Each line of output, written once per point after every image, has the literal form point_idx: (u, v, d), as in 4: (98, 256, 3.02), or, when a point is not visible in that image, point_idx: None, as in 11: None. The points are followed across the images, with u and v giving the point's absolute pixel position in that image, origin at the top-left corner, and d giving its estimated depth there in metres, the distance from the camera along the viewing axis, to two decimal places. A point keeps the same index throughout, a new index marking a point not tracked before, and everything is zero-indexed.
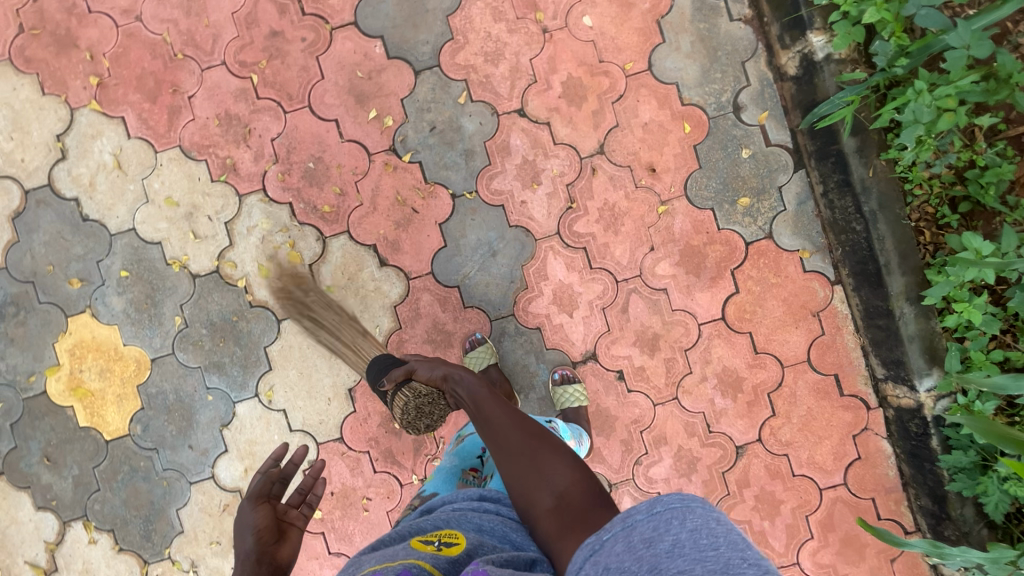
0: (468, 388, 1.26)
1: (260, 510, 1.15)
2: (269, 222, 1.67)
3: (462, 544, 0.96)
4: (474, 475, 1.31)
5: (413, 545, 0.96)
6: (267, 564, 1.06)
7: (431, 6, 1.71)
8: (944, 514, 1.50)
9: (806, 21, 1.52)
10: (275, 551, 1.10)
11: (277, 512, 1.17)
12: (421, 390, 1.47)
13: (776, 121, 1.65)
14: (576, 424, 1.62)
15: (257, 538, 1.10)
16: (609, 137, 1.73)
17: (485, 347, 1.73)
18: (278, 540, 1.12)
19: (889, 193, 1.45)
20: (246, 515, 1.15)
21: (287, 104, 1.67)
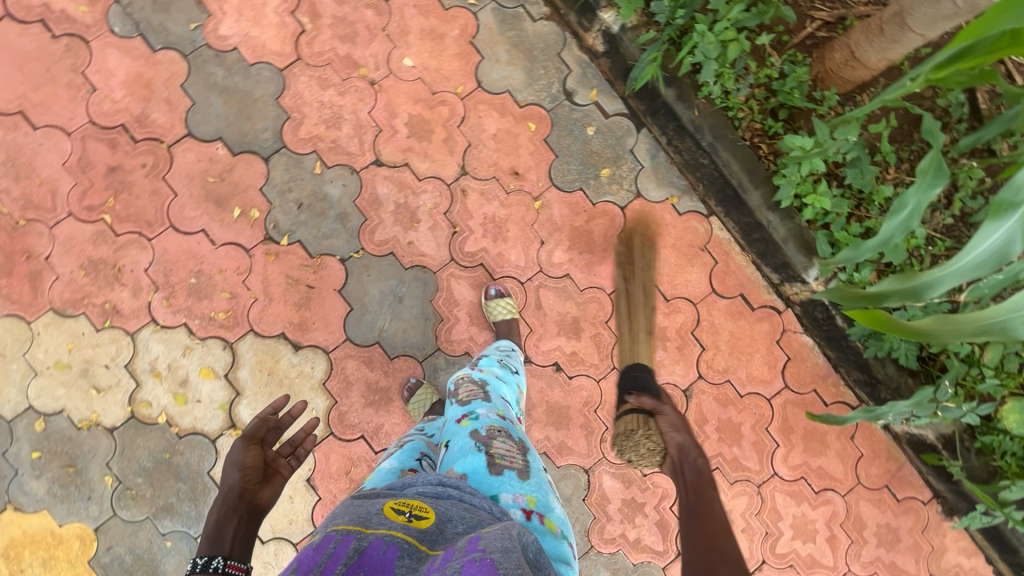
0: (697, 471, 1.25)
1: (250, 451, 1.22)
2: (169, 348, 1.66)
3: (433, 517, 0.97)
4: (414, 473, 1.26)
5: (386, 512, 0.95)
6: (245, 500, 1.12)
7: (258, 95, 1.73)
8: (874, 380, 1.73)
9: (593, 4, 1.70)
10: (256, 491, 1.15)
11: (266, 456, 1.24)
12: (654, 431, 1.39)
13: (606, 95, 1.82)
14: (519, 383, 1.57)
15: (242, 475, 1.17)
16: (467, 156, 1.79)
17: (425, 388, 1.69)
18: (261, 481, 1.18)
19: (717, 124, 1.67)
20: (236, 455, 1.22)
21: (149, 231, 1.68)
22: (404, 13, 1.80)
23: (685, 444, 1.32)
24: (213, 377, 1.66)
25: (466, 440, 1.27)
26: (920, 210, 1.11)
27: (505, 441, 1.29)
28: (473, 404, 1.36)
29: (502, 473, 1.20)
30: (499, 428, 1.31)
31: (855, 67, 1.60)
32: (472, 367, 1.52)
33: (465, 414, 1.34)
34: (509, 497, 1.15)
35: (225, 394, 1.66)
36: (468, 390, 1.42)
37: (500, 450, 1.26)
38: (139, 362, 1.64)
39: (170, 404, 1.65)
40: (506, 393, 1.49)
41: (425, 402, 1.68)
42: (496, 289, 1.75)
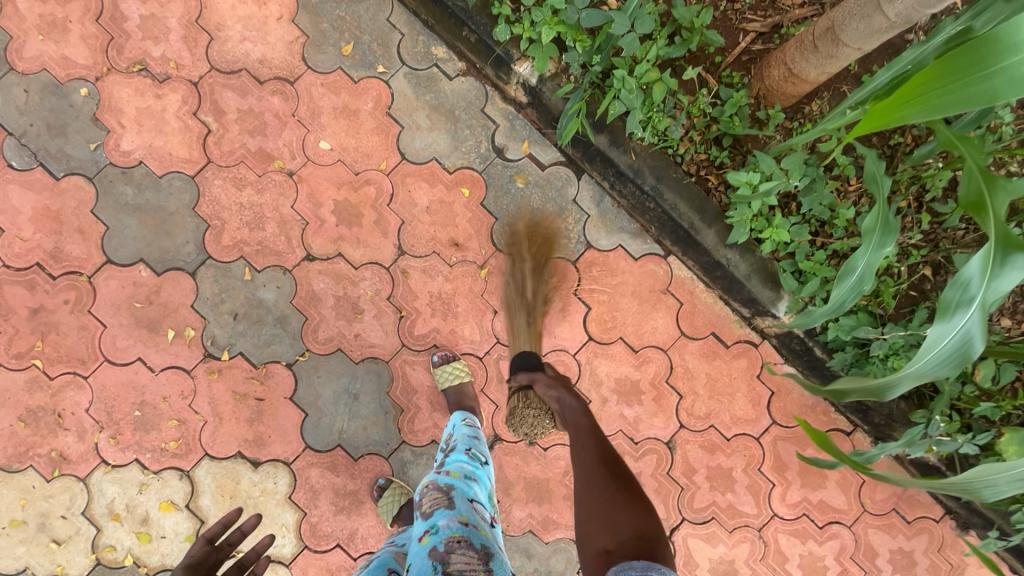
0: (574, 411, 1.37)
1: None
2: (125, 487, 1.59)
3: None
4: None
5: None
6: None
7: (173, 207, 1.64)
8: (865, 406, 1.64)
9: (506, 57, 1.56)
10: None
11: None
12: (533, 400, 1.52)
13: (539, 145, 1.71)
14: (488, 467, 1.42)
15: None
16: (402, 235, 1.70)
17: (393, 488, 1.62)
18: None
19: (658, 165, 1.57)
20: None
21: (84, 369, 1.61)
22: (312, 93, 1.69)
23: (560, 394, 1.42)
24: (174, 509, 1.60)
25: (424, 562, 1.14)
26: (873, 271, 1.06)
27: (464, 552, 1.15)
28: (434, 515, 1.22)
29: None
30: (460, 537, 1.17)
31: (795, 84, 1.47)
32: (438, 469, 1.35)
33: (426, 530, 1.20)
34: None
35: (190, 525, 1.60)
36: (431, 498, 1.26)
37: (459, 564, 1.12)
38: (96, 506, 1.58)
39: (135, 544, 1.58)
40: (475, 488, 1.32)
41: (393, 503, 1.59)
42: (440, 354, 1.67)
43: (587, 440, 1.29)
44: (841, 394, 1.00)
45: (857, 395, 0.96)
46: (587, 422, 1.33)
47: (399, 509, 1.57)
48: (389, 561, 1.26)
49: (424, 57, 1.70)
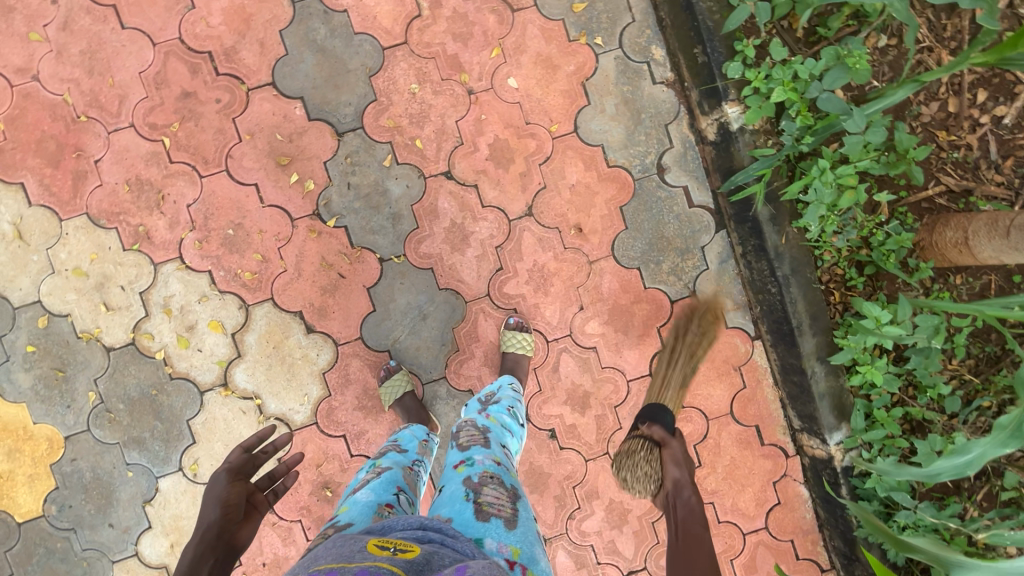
0: (688, 508, 1.36)
1: (234, 487, 1.26)
2: (188, 290, 1.63)
3: (417, 551, 0.93)
4: (390, 511, 1.16)
5: (370, 548, 0.93)
6: (224, 541, 1.15)
7: (353, 66, 1.65)
8: (853, 555, 1.71)
9: (721, 93, 1.56)
10: (235, 529, 1.19)
11: (249, 491, 1.27)
12: (654, 458, 1.53)
13: (697, 183, 1.73)
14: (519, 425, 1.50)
15: (223, 513, 1.20)
16: (536, 199, 1.72)
17: (402, 374, 1.66)
18: (240, 519, 1.21)
19: (799, 259, 1.59)
20: (219, 488, 1.26)
21: (203, 168, 1.63)
22: (526, 30, 1.69)
23: (682, 476, 1.42)
24: (220, 332, 1.64)
25: (457, 486, 1.19)
26: (983, 460, 1.16)
27: (496, 487, 1.20)
28: (471, 449, 1.30)
29: (489, 520, 1.11)
30: (493, 474, 1.23)
31: (963, 253, 1.47)
32: (480, 412, 1.46)
33: (462, 460, 1.27)
34: (493, 545, 1.07)
35: (226, 353, 1.64)
36: (469, 435, 1.35)
37: (490, 496, 1.17)
38: (154, 293, 1.62)
39: (171, 344, 1.63)
40: (507, 437, 1.42)
41: (397, 389, 1.65)
42: (516, 320, 1.70)
43: (693, 538, 1.29)
44: (906, 544, 1.26)
45: (924, 555, 1.24)
46: (696, 522, 1.33)
47: (402, 396, 1.63)
48: (401, 480, 1.27)
49: (641, 51, 1.69)
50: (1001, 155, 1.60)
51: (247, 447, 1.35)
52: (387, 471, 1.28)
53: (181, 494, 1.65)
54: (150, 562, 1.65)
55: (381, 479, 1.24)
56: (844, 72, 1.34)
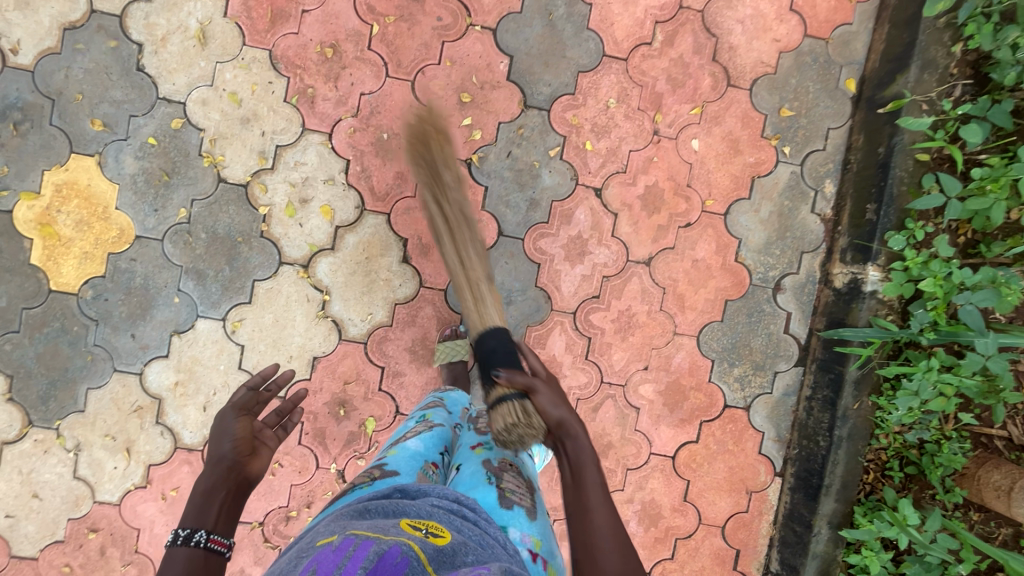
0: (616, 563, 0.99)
1: (241, 422, 1.22)
2: (320, 167, 1.63)
3: (447, 538, 0.97)
4: (433, 469, 1.27)
5: (404, 525, 0.96)
6: (235, 475, 1.14)
7: (569, 55, 1.68)
8: None
9: (872, 253, 1.63)
10: (246, 464, 1.17)
11: (255, 428, 1.24)
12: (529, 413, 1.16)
13: (800, 315, 1.77)
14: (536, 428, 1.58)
15: (234, 447, 1.17)
16: (660, 254, 1.75)
17: (463, 342, 1.66)
18: (250, 454, 1.19)
19: (860, 429, 1.66)
20: (227, 422, 1.21)
21: (393, 69, 1.64)
22: (730, 107, 1.73)
23: (538, 394, 1.16)
24: (326, 220, 1.64)
25: (477, 469, 1.24)
26: None
27: (514, 477, 1.25)
28: (490, 434, 1.35)
29: (512, 508, 1.17)
30: (511, 463, 1.27)
31: (999, 500, 1.54)
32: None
33: (480, 442, 1.32)
34: (517, 534, 1.12)
35: (322, 240, 1.64)
36: (487, 424, 1.40)
37: (511, 485, 1.22)
38: (289, 154, 1.62)
39: (278, 206, 1.63)
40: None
41: (453, 353, 1.65)
42: None
43: (587, 495, 1.09)
44: None
45: None
46: (593, 472, 1.12)
47: (455, 362, 1.64)
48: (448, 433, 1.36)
49: (816, 178, 1.75)
50: None
51: (254, 385, 1.31)
52: (437, 426, 1.36)
53: (211, 343, 1.64)
54: (148, 388, 1.63)
55: (431, 432, 1.34)
56: (993, 296, 1.42)
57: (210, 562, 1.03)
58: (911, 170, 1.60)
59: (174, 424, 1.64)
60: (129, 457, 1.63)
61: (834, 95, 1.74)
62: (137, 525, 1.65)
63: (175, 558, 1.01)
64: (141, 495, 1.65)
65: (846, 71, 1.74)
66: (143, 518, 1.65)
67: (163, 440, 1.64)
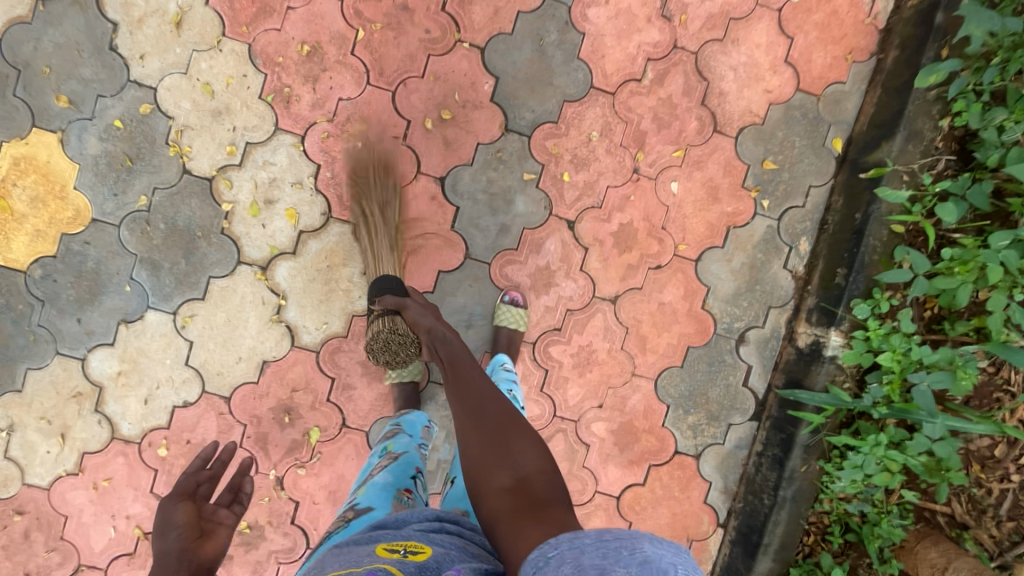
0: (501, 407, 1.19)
1: (184, 506, 1.10)
2: (289, 169, 1.60)
3: (428, 552, 0.93)
4: (408, 496, 1.22)
5: (379, 551, 0.92)
6: (190, 562, 0.97)
7: (556, 83, 1.65)
8: None
9: (836, 318, 1.62)
10: (197, 548, 1.01)
11: (200, 511, 1.10)
12: (398, 327, 1.48)
13: (761, 369, 1.76)
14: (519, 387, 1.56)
15: (180, 536, 1.02)
16: (627, 293, 1.73)
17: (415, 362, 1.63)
18: (201, 537, 1.04)
19: (804, 491, 1.65)
20: (168, 511, 1.08)
21: (375, 77, 1.60)
22: (713, 153, 1.71)
23: (433, 326, 1.37)
24: (290, 224, 1.61)
25: (466, 482, 1.30)
26: None
27: None
28: None
29: None
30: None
31: None
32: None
33: None
34: None
35: (284, 243, 1.61)
36: None
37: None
38: (259, 152, 1.59)
39: (242, 204, 1.59)
40: None
41: (405, 372, 1.62)
42: None
43: (464, 369, 1.28)
44: None
45: None
46: (467, 358, 1.31)
47: (405, 381, 1.62)
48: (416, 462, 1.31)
49: (791, 235, 1.73)
50: (1009, 514, 1.63)
51: (193, 467, 1.20)
52: (402, 454, 1.31)
53: (159, 335, 1.60)
54: (90, 375, 1.59)
55: (397, 462, 1.28)
56: (948, 378, 1.43)
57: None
58: (885, 240, 1.59)
59: (112, 414, 1.60)
60: (63, 442, 1.60)
61: (819, 152, 1.72)
62: (64, 512, 1.61)
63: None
64: (71, 482, 1.61)
65: (834, 130, 1.72)
66: (71, 505, 1.61)
67: (100, 429, 1.60)
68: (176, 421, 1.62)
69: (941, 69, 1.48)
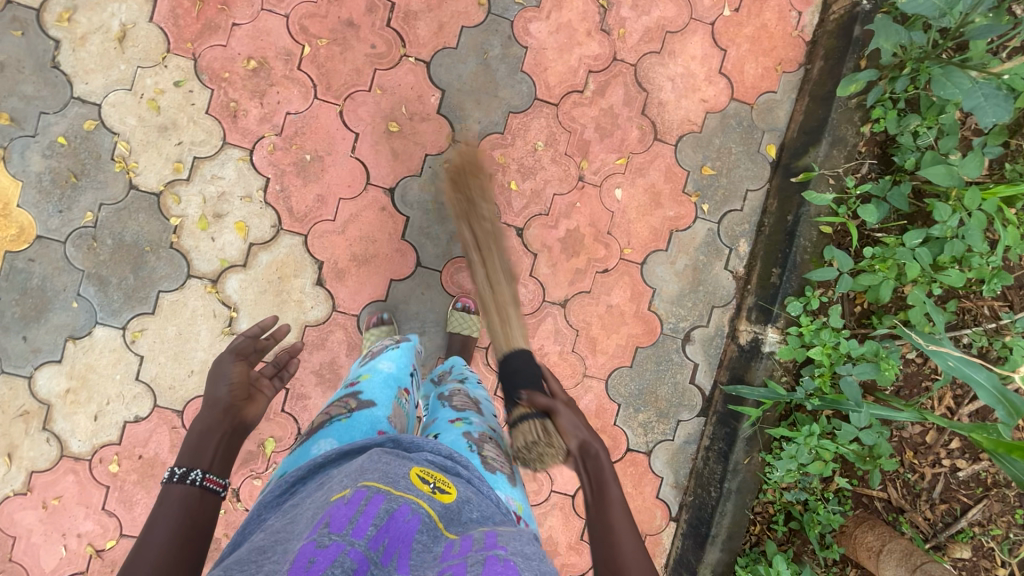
0: (640, 560, 1.01)
1: (238, 366, 1.30)
2: (238, 183, 1.62)
3: (454, 495, 0.92)
4: (404, 397, 1.27)
5: (412, 478, 0.90)
6: (232, 416, 1.19)
7: (501, 95, 1.71)
8: None
9: (772, 315, 1.71)
10: (243, 407, 1.23)
11: (250, 375, 1.30)
12: (547, 433, 1.20)
13: (707, 367, 1.83)
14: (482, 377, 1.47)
15: (231, 390, 1.23)
16: (576, 297, 1.78)
17: (388, 328, 1.63)
18: (246, 399, 1.25)
19: (748, 482, 1.73)
20: (224, 366, 1.29)
21: (322, 91, 1.64)
22: (655, 160, 1.78)
23: (588, 439, 1.17)
24: (240, 236, 1.62)
25: (457, 437, 1.15)
26: None
27: (495, 448, 1.18)
28: (468, 407, 1.26)
29: (495, 473, 1.11)
30: (491, 436, 1.21)
31: (869, 560, 1.59)
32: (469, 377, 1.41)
33: (459, 416, 1.22)
34: (503, 498, 1.07)
35: (234, 256, 1.62)
36: (462, 398, 1.31)
37: (491, 453, 1.15)
38: (207, 167, 1.60)
39: (191, 218, 1.60)
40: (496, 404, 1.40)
41: (379, 338, 1.62)
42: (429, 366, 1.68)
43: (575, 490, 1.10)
44: None
45: None
46: (613, 484, 1.11)
47: None
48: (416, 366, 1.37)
49: (731, 237, 1.81)
50: (941, 496, 1.73)
51: (251, 334, 1.39)
52: (405, 350, 1.38)
53: (108, 351, 1.60)
54: (37, 393, 1.58)
55: (399, 354, 1.35)
56: (873, 369, 1.52)
57: (205, 499, 1.05)
58: (815, 240, 1.69)
59: (61, 431, 1.59)
60: (9, 462, 1.58)
61: (754, 158, 1.80)
62: (13, 533, 1.59)
63: (169, 496, 1.04)
64: (19, 502, 1.59)
65: (768, 137, 1.80)
66: (19, 526, 1.59)
67: (48, 447, 1.59)
68: (127, 436, 1.62)
69: (859, 79, 1.57)
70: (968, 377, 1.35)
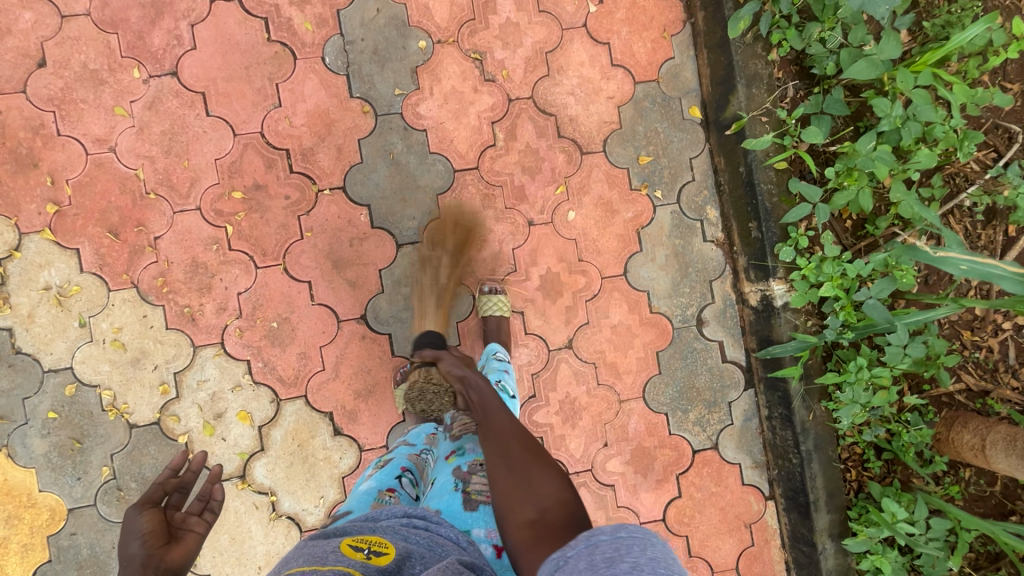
0: (481, 395, 1.22)
1: (148, 515, 1.10)
2: (223, 377, 1.63)
3: (392, 553, 0.92)
4: (391, 495, 1.20)
5: (345, 550, 0.92)
6: (155, 567, 1.00)
7: (423, 183, 1.71)
8: None
9: (770, 269, 1.65)
10: (165, 553, 1.04)
11: (168, 519, 1.12)
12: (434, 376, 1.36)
13: (732, 340, 1.78)
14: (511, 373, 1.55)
15: (144, 543, 1.04)
16: (578, 333, 1.75)
17: None
18: (166, 545, 1.06)
19: (823, 436, 1.66)
20: (132, 521, 1.08)
21: (260, 259, 1.65)
22: (591, 173, 1.75)
23: (467, 373, 1.28)
24: (247, 424, 1.63)
25: (447, 478, 1.19)
26: None
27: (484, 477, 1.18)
28: (462, 438, 1.26)
29: (478, 509, 1.12)
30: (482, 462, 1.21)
31: (978, 458, 1.50)
32: None
33: (453, 450, 1.24)
34: (481, 533, 1.09)
35: (250, 445, 1.63)
36: (461, 423, 1.29)
37: (478, 485, 1.16)
38: (188, 376, 1.62)
39: (196, 429, 1.62)
40: None
41: None
42: (489, 285, 1.68)
43: (491, 414, 1.18)
44: None
45: None
46: (496, 401, 1.21)
47: None
48: (402, 462, 1.31)
49: (696, 209, 1.77)
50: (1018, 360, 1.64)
51: (162, 475, 1.19)
52: (390, 461, 1.31)
53: None
54: None
55: (384, 468, 1.28)
56: (890, 283, 1.44)
57: None
58: (775, 180, 1.63)
59: None
60: None
61: (683, 127, 1.77)
62: None
63: None
64: None
65: (686, 101, 1.77)
66: None
67: None
68: None
69: (744, 15, 1.54)
70: (985, 275, 1.30)
